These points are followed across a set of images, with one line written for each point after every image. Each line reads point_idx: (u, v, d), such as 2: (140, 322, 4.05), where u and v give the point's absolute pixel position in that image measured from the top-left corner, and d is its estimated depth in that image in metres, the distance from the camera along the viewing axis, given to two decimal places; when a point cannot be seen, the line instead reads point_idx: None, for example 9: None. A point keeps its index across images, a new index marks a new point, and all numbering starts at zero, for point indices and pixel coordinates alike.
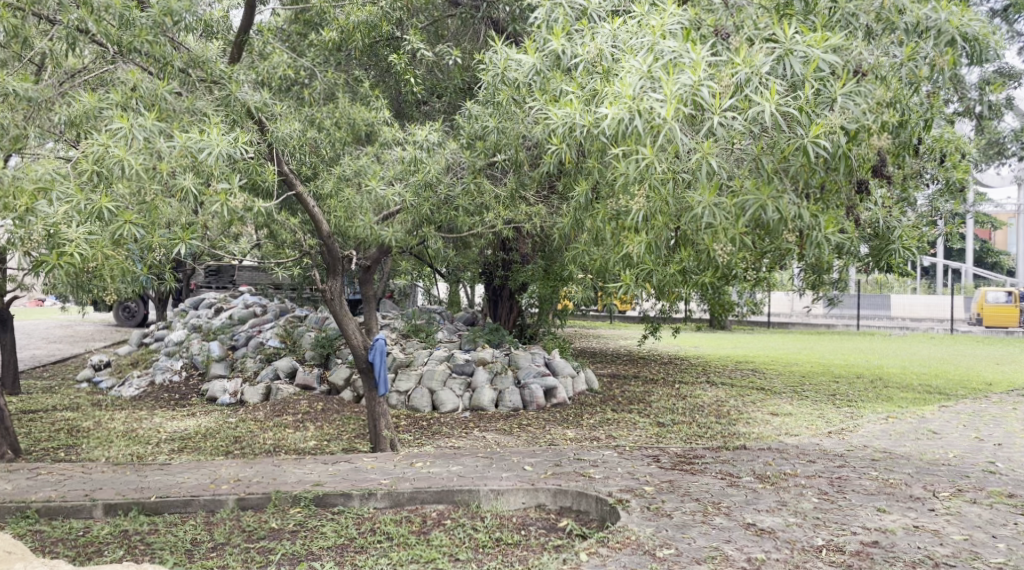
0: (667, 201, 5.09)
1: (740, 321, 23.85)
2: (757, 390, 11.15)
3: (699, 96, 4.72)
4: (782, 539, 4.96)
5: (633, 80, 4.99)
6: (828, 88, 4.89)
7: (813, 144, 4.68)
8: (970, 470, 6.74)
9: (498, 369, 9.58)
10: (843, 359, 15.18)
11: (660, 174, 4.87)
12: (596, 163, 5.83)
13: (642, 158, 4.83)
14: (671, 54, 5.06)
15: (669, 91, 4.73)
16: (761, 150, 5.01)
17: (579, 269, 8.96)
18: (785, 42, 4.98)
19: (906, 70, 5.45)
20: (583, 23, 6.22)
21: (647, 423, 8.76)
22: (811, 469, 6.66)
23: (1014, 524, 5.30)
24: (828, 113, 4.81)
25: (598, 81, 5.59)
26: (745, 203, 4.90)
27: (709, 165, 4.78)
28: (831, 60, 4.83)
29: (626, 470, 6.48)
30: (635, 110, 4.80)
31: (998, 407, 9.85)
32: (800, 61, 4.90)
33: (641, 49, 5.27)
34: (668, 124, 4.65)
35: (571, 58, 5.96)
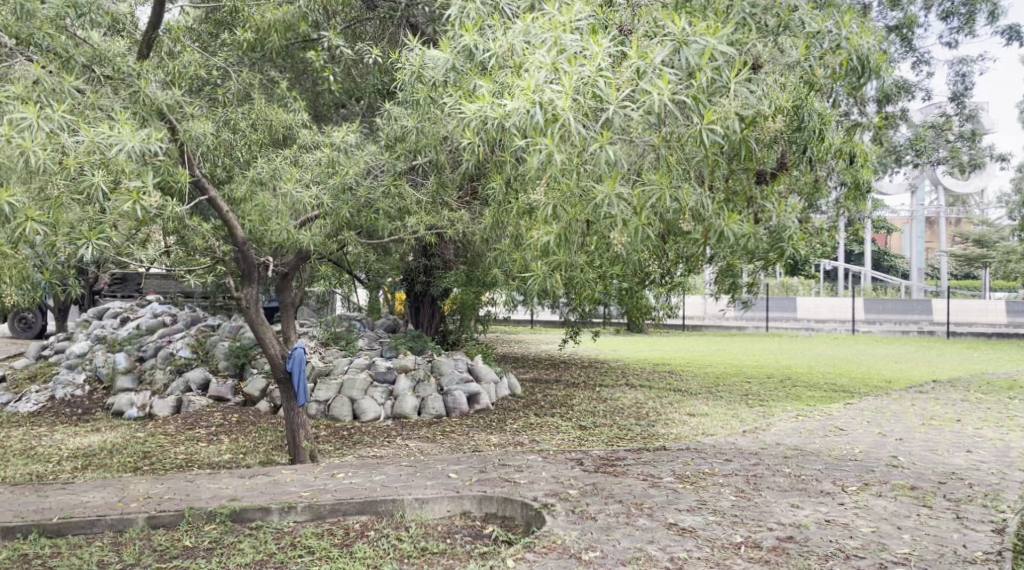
0: (577, 198, 5.14)
1: (657, 326, 24.40)
2: (673, 391, 11.45)
3: (597, 88, 4.80)
4: (702, 537, 5.06)
5: (537, 74, 5.07)
6: (723, 78, 4.93)
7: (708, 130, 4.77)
8: (875, 465, 7.04)
9: (421, 375, 9.47)
10: (754, 359, 15.77)
11: (563, 166, 4.94)
12: (511, 160, 5.85)
13: (544, 150, 4.88)
14: (575, 48, 5.13)
15: (566, 84, 4.81)
16: (662, 141, 5.06)
17: (500, 274, 8.97)
18: (679, 32, 4.95)
19: (802, 71, 5.77)
20: (496, 21, 6.20)
21: (569, 426, 8.84)
22: (728, 467, 6.84)
23: (916, 515, 5.56)
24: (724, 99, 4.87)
25: (510, 76, 5.59)
26: (649, 192, 5.02)
27: (608, 152, 4.80)
28: (725, 48, 4.81)
29: (550, 475, 6.51)
30: (537, 102, 4.85)
31: (897, 403, 10.35)
32: (695, 52, 4.88)
33: (546, 44, 5.32)
34: (567, 115, 4.70)
35: (485, 54, 5.97)
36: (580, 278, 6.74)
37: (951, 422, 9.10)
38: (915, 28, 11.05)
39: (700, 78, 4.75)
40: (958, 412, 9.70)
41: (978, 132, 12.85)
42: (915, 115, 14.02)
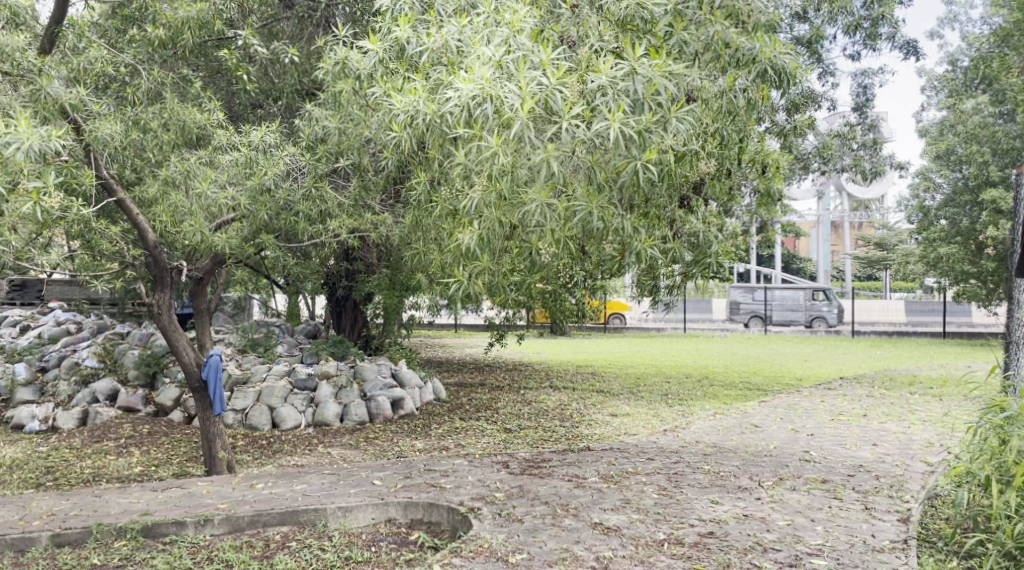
0: (503, 197, 5.24)
1: (579, 328, 24.67)
2: (596, 393, 11.54)
3: (551, 100, 4.88)
4: (627, 535, 5.12)
5: (482, 68, 5.13)
6: (664, 111, 5.04)
7: (645, 166, 4.91)
8: (789, 460, 7.27)
9: (343, 382, 9.29)
10: (674, 360, 16.07)
11: (501, 166, 5.02)
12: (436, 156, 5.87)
13: (486, 147, 4.98)
14: (523, 50, 5.25)
15: (524, 88, 4.88)
16: (597, 162, 5.08)
17: (423, 278, 8.91)
18: (632, 61, 5.11)
19: (728, 99, 6.09)
20: (428, 16, 6.20)
21: (494, 430, 8.83)
22: (650, 466, 6.94)
23: (829, 508, 5.76)
24: (662, 133, 5.04)
25: (444, 73, 5.58)
26: (575, 208, 5.17)
27: (548, 166, 4.95)
28: (670, 86, 5.04)
29: (476, 479, 6.48)
30: (488, 95, 4.92)
31: (809, 401, 10.71)
32: (643, 82, 5.04)
33: (493, 41, 5.37)
34: (519, 119, 4.80)
35: (415, 48, 5.96)
36: (505, 281, 6.74)
37: (858, 417, 9.48)
38: (821, 41, 11.48)
39: (649, 111, 4.86)
40: (863, 407, 10.13)
41: (879, 141, 13.48)
42: (820, 123, 14.63)
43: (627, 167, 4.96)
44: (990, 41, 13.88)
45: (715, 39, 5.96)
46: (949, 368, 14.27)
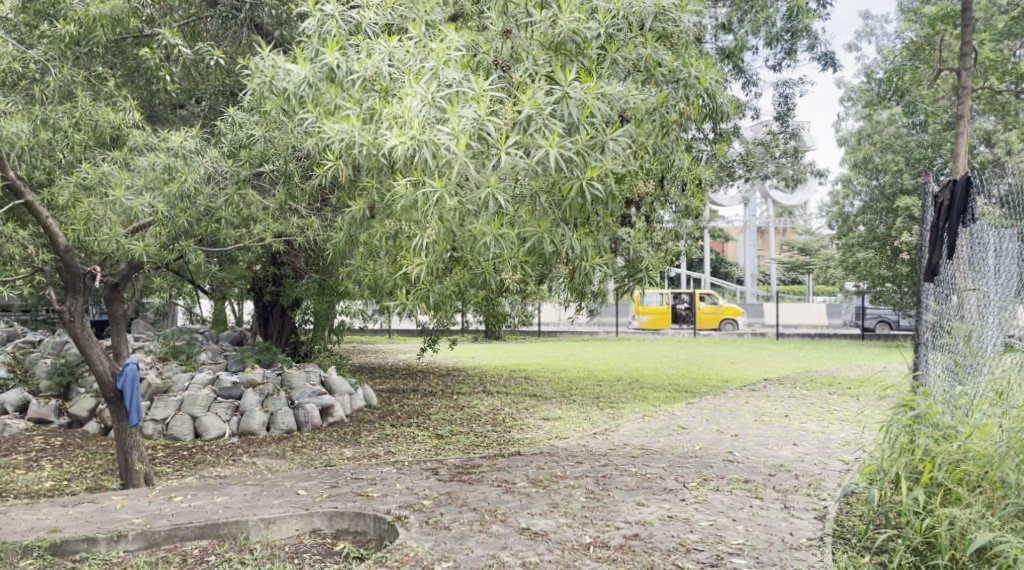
0: (450, 230, 5.32)
1: (513, 333, 24.72)
2: (529, 397, 11.58)
3: (484, 132, 5.04)
4: (554, 540, 5.13)
5: (414, 104, 5.13)
6: (600, 133, 5.32)
7: (588, 185, 5.12)
8: (713, 460, 7.42)
9: (270, 390, 9.09)
10: (606, 363, 16.25)
11: (450, 208, 5.04)
12: (374, 182, 5.92)
13: (432, 192, 4.96)
14: (455, 85, 5.38)
15: (456, 127, 4.93)
16: (540, 188, 5.26)
17: (352, 285, 8.82)
18: (564, 86, 5.34)
19: (661, 117, 6.27)
20: (358, 39, 6.20)
21: (425, 436, 8.77)
22: (579, 470, 6.99)
23: (750, 507, 5.89)
24: (600, 155, 5.28)
25: (378, 101, 5.60)
26: (525, 234, 5.33)
27: (494, 199, 5.04)
28: (603, 107, 5.32)
29: (404, 486, 6.41)
30: (422, 141, 4.91)
31: (734, 402, 10.96)
32: (576, 105, 5.30)
33: (423, 77, 5.46)
34: (459, 158, 4.83)
35: (346, 74, 5.83)
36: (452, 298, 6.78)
37: (780, 417, 9.73)
38: (745, 52, 11.80)
39: (584, 132, 5.11)
40: (786, 408, 10.41)
41: (800, 149, 13.90)
42: (746, 131, 15.02)
43: (571, 190, 5.17)
44: (902, 55, 14.48)
45: (646, 60, 6.22)
46: (867, 368, 14.93)
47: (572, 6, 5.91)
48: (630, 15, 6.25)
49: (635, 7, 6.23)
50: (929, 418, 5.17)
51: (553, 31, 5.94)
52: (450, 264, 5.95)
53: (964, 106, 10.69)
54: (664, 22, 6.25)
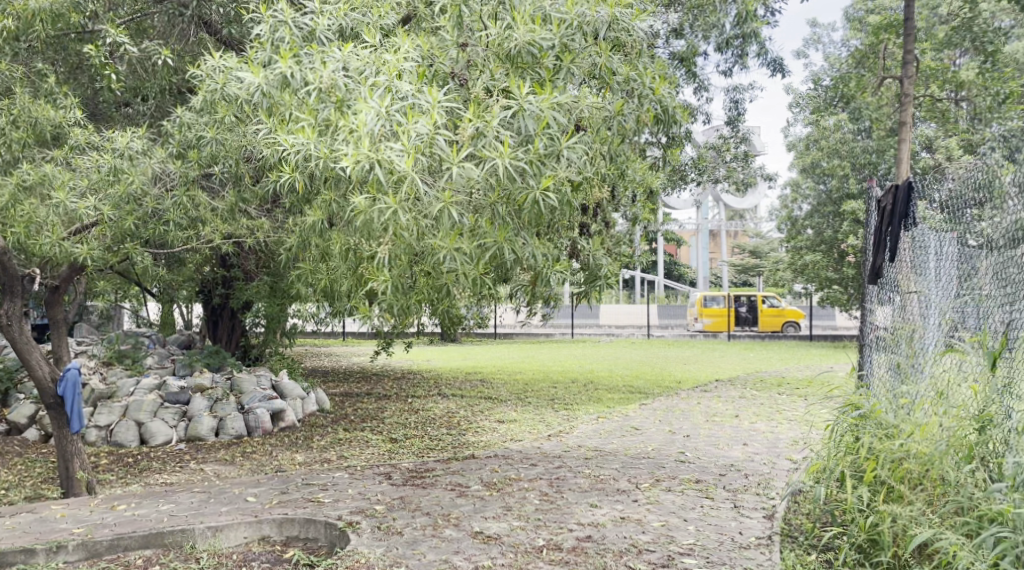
0: (407, 245, 5.29)
1: (468, 335, 24.70)
2: (485, 399, 11.57)
3: (435, 146, 5.00)
4: (507, 543, 5.13)
5: (367, 118, 5.03)
6: (556, 143, 5.30)
7: (543, 196, 5.06)
8: (665, 461, 7.50)
9: (218, 395, 8.93)
10: (561, 365, 16.32)
11: (405, 224, 4.96)
12: (331, 196, 5.77)
13: (385, 208, 4.85)
14: (411, 98, 5.31)
15: (406, 142, 4.89)
16: (497, 199, 5.23)
17: (304, 288, 8.71)
18: (519, 99, 5.37)
19: (616, 124, 6.43)
20: (311, 48, 6.06)
21: (379, 440, 8.71)
22: (533, 472, 7.00)
23: (701, 507, 5.96)
24: (555, 164, 5.26)
25: (332, 112, 5.46)
26: (485, 244, 5.33)
27: (449, 212, 5.01)
28: (558, 117, 5.33)
29: (356, 491, 6.35)
30: (375, 159, 4.84)
31: (686, 403, 11.08)
32: (531, 118, 5.31)
33: (377, 91, 5.37)
34: (409, 174, 4.79)
35: (301, 83, 5.71)
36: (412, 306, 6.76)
37: (730, 417, 9.88)
38: (696, 58, 11.96)
39: (537, 143, 5.11)
40: (736, 408, 10.57)
41: (750, 153, 14.12)
42: (697, 135, 15.24)
43: (525, 199, 5.14)
44: (848, 63, 14.82)
45: (600, 70, 6.38)
46: (814, 368, 15.30)
47: (526, 18, 5.91)
48: (584, 24, 6.21)
49: (589, 17, 6.20)
50: (873, 416, 5.35)
51: (507, 44, 5.89)
52: (408, 273, 5.92)
53: (906, 113, 10.96)
54: (617, 32, 6.41)
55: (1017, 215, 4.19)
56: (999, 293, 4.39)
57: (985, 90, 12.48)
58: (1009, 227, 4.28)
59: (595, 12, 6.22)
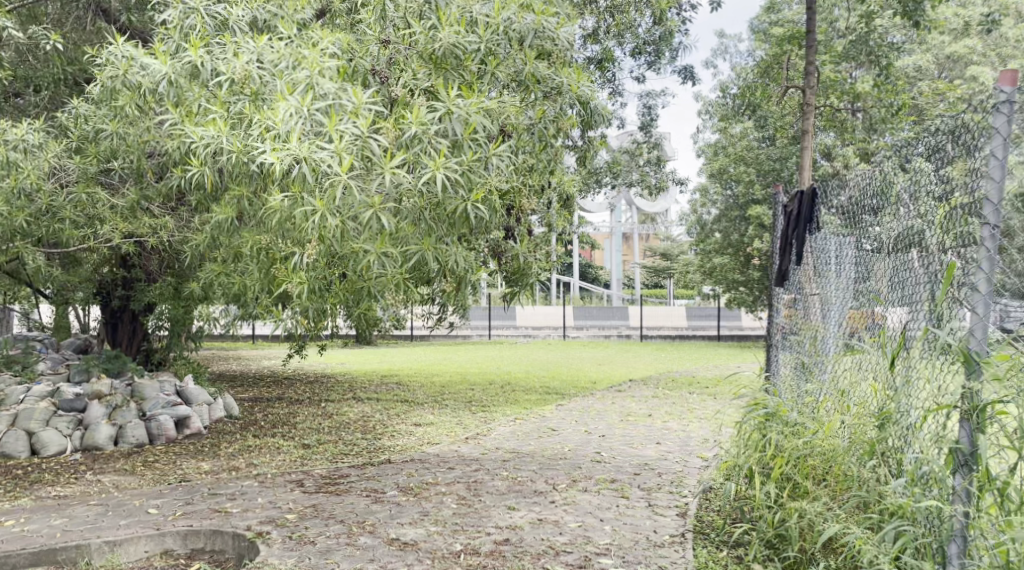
0: (329, 247, 5.10)
1: (383, 337, 24.41)
2: (401, 402, 11.41)
3: (368, 149, 4.97)
4: (423, 549, 5.05)
5: (287, 116, 4.98)
6: (483, 149, 5.36)
7: (474, 207, 5.11)
8: (582, 461, 7.54)
9: (118, 402, 8.52)
10: (477, 367, 16.26)
11: (332, 230, 4.82)
12: (245, 192, 5.57)
13: (312, 212, 4.78)
14: (333, 96, 5.20)
15: (339, 145, 4.81)
16: (425, 206, 5.13)
17: (213, 289, 8.41)
18: (447, 102, 5.33)
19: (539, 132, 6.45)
20: (224, 37, 5.98)
21: (291, 446, 8.47)
22: (450, 476, 6.93)
23: (617, 506, 6.01)
24: (484, 173, 5.28)
25: (247, 105, 5.43)
26: (409, 250, 5.21)
27: (377, 218, 4.87)
28: (485, 123, 5.33)
29: (266, 500, 6.15)
30: (302, 157, 4.75)
31: (601, 403, 11.21)
32: (460, 122, 5.29)
33: (297, 88, 5.23)
34: (342, 179, 4.70)
35: (211, 74, 5.63)
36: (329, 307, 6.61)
37: (644, 417, 10.04)
38: (611, 62, 12.12)
39: (469, 152, 5.14)
40: (650, 407, 10.74)
41: (662, 158, 14.41)
42: (612, 139, 15.47)
43: (456, 210, 5.10)
44: (754, 72, 15.29)
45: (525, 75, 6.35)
46: (723, 368, 15.73)
47: (451, 19, 5.88)
48: (510, 30, 6.16)
49: (515, 23, 6.16)
50: (779, 415, 5.54)
51: (433, 45, 5.84)
52: (325, 276, 5.76)
53: (808, 122, 11.34)
54: (543, 40, 6.32)
55: (907, 223, 4.35)
56: (892, 295, 4.56)
57: (879, 102, 13.05)
58: (899, 233, 4.46)
59: (521, 19, 6.18)
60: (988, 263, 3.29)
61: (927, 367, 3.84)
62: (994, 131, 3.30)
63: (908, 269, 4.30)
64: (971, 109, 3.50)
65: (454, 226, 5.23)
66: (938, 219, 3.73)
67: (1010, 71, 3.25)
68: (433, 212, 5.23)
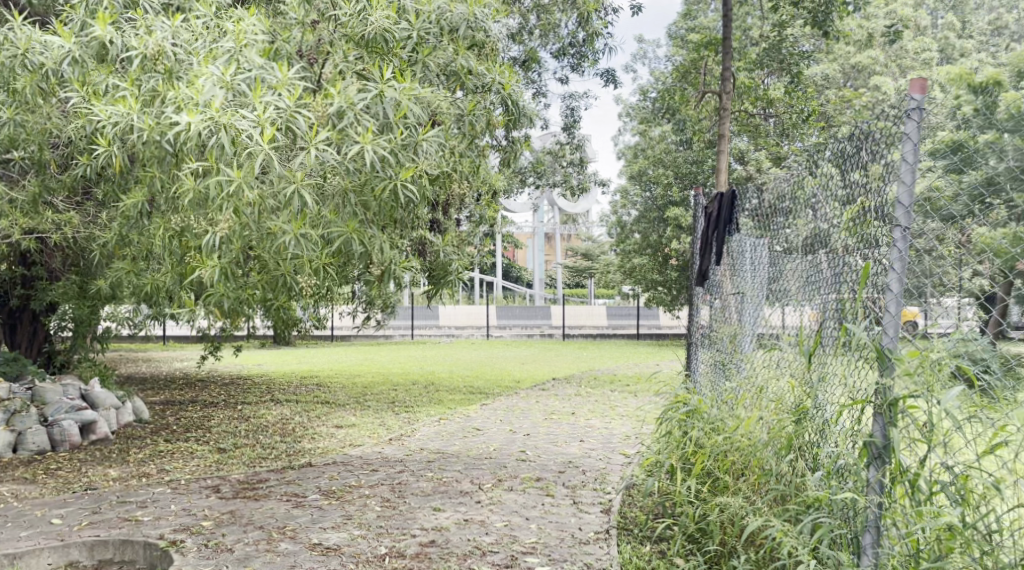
0: (244, 228, 4.94)
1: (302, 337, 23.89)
2: (321, 404, 11.17)
3: (293, 124, 4.83)
4: (347, 554, 4.93)
5: (206, 87, 4.81)
6: (413, 134, 5.36)
7: (403, 187, 5.13)
8: (507, 460, 7.52)
9: (17, 407, 8.02)
10: (400, 367, 16.08)
11: (248, 202, 4.74)
12: (157, 174, 5.26)
13: (228, 181, 4.59)
14: (257, 70, 5.18)
15: (262, 114, 4.68)
16: (349, 187, 5.15)
17: (121, 287, 8.06)
18: (379, 84, 5.32)
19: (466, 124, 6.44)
20: (135, 14, 5.67)
21: (205, 451, 8.17)
22: (373, 478, 6.80)
23: (543, 505, 6.00)
24: (413, 157, 5.30)
25: (161, 82, 5.14)
26: (331, 233, 5.20)
27: (299, 195, 4.83)
28: (416, 109, 5.36)
29: (180, 507, 5.90)
30: (221, 125, 4.56)
31: (525, 401, 11.23)
32: (391, 104, 5.30)
33: (221, 59, 5.20)
34: (264, 149, 4.58)
35: (121, 50, 5.35)
36: (246, 301, 6.42)
37: (568, 415, 10.11)
38: (535, 62, 12.18)
39: (399, 134, 5.14)
40: (573, 405, 10.82)
41: (586, 160, 14.51)
42: (535, 140, 15.50)
43: (383, 191, 5.12)
44: (672, 77, 15.60)
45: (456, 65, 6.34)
46: (643, 366, 15.99)
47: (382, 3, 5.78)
48: (442, 19, 6.31)
49: (447, 12, 6.31)
50: (699, 413, 5.65)
51: (363, 28, 5.75)
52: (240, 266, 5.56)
53: (725, 126, 11.61)
54: (475, 31, 6.47)
55: (814, 226, 4.53)
56: (805, 294, 4.66)
57: (791, 108, 13.50)
58: (811, 234, 4.56)
59: (453, 9, 6.35)
60: (899, 264, 3.39)
61: (840, 366, 3.94)
62: (905, 136, 3.38)
63: (818, 269, 4.39)
64: (878, 117, 3.57)
65: (376, 209, 5.19)
66: (846, 219, 3.84)
67: (919, 78, 3.32)
68: (357, 195, 5.22)
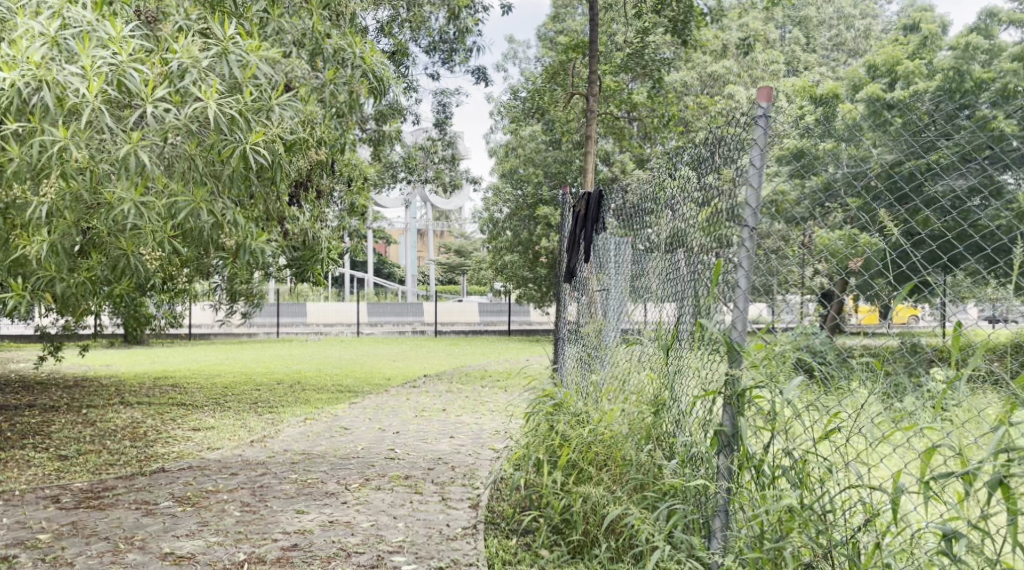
0: (78, 195, 5.03)
1: (159, 335, 22.72)
2: (178, 406, 10.62)
3: (126, 79, 4.90)
4: (201, 562, 4.71)
5: (31, 45, 4.89)
6: (265, 97, 5.45)
7: (252, 149, 5.18)
8: (374, 459, 7.42)
9: None
10: (264, 366, 15.53)
11: (77, 161, 4.83)
12: None
13: (56, 140, 4.74)
14: (85, 25, 5.14)
15: (88, 66, 4.79)
16: (194, 152, 5.20)
17: None
18: (223, 41, 5.41)
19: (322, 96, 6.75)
20: None
21: (44, 458, 7.63)
22: (232, 482, 6.54)
23: (410, 503, 5.96)
24: (265, 118, 5.38)
25: None
26: (176, 203, 5.24)
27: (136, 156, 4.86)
28: (265, 69, 5.45)
29: (13, 521, 5.47)
30: (43, 81, 4.70)
31: (394, 399, 11.11)
32: (237, 63, 5.38)
33: (44, 13, 5.19)
34: (93, 103, 4.71)
35: None
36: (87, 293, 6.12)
37: (438, 411, 10.08)
38: (405, 57, 12.12)
39: (247, 95, 5.17)
40: (443, 402, 10.81)
41: (457, 157, 14.51)
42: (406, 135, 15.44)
43: (234, 152, 5.16)
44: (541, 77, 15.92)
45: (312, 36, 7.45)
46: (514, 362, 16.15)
47: None
48: None
49: None
50: (565, 407, 5.80)
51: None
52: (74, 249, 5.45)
53: (590, 128, 11.93)
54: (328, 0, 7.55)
55: (672, 227, 4.72)
56: (666, 293, 4.81)
57: (652, 111, 14.07)
58: (671, 234, 4.68)
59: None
60: (748, 262, 3.60)
61: (695, 359, 4.04)
62: (753, 142, 3.58)
63: (677, 267, 4.56)
64: (735, 122, 3.74)
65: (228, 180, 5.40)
66: (702, 220, 4.02)
67: (765, 88, 3.49)
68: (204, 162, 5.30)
